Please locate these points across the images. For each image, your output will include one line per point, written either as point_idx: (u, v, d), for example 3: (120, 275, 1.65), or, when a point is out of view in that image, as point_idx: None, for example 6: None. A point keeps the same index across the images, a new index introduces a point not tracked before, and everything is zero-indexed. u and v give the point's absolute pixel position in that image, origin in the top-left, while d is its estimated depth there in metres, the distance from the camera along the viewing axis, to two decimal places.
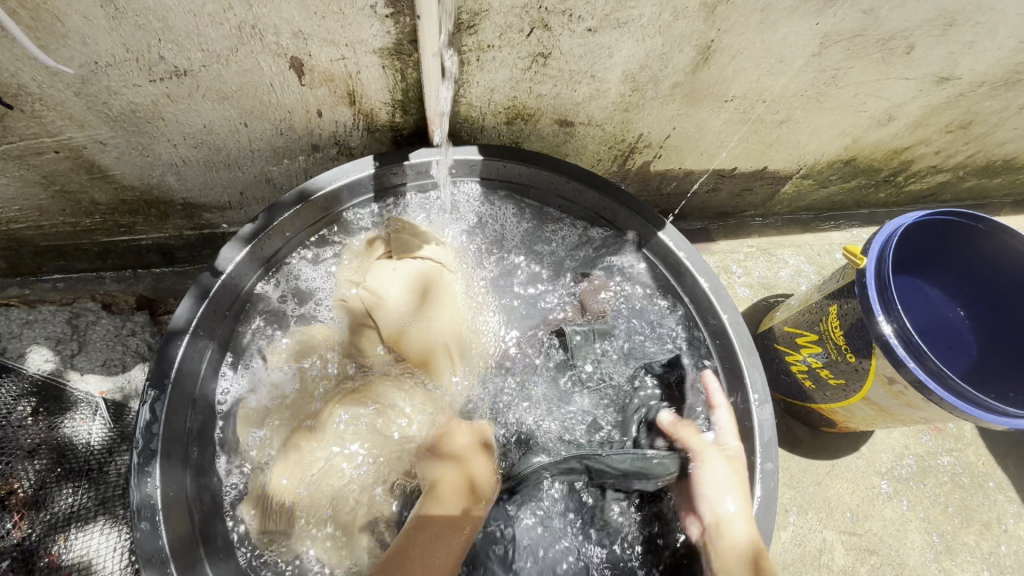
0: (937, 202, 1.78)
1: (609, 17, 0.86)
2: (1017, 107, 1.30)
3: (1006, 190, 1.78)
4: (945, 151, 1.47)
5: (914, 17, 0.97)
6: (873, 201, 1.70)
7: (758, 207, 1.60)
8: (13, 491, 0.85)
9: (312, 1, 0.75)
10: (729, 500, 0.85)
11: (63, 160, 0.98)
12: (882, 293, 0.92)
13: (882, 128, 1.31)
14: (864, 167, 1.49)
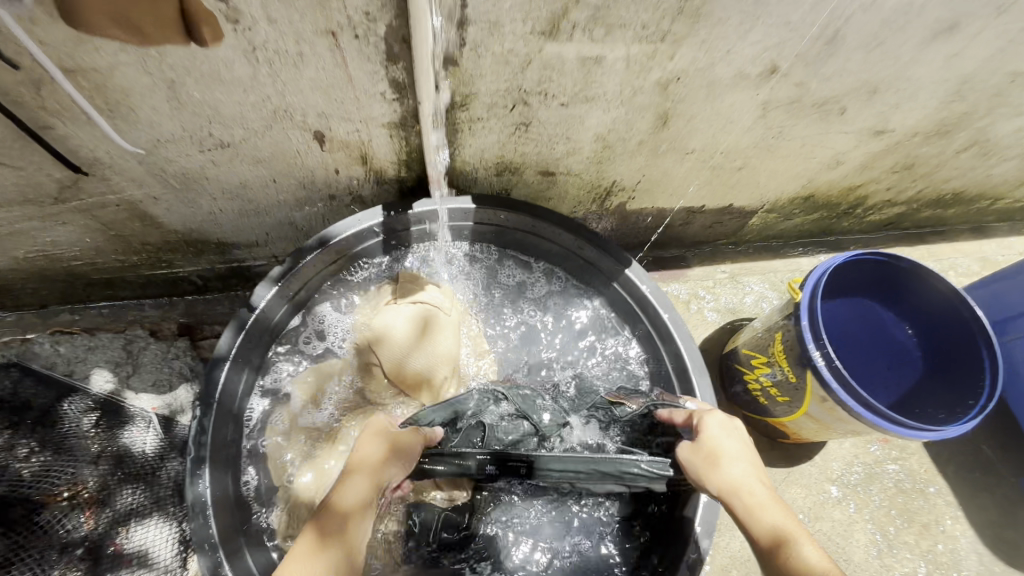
0: (900, 230, 1.94)
1: (578, 96, 1.04)
2: (953, 151, 1.46)
3: (964, 218, 1.93)
4: (896, 187, 1.63)
5: (841, 88, 1.14)
6: (837, 230, 1.86)
7: (729, 236, 1.77)
8: (82, 490, 1.00)
9: (333, 93, 0.93)
10: (744, 468, 0.86)
11: (122, 211, 1.17)
12: (816, 330, 1.08)
13: (833, 170, 1.47)
14: (823, 201, 1.65)
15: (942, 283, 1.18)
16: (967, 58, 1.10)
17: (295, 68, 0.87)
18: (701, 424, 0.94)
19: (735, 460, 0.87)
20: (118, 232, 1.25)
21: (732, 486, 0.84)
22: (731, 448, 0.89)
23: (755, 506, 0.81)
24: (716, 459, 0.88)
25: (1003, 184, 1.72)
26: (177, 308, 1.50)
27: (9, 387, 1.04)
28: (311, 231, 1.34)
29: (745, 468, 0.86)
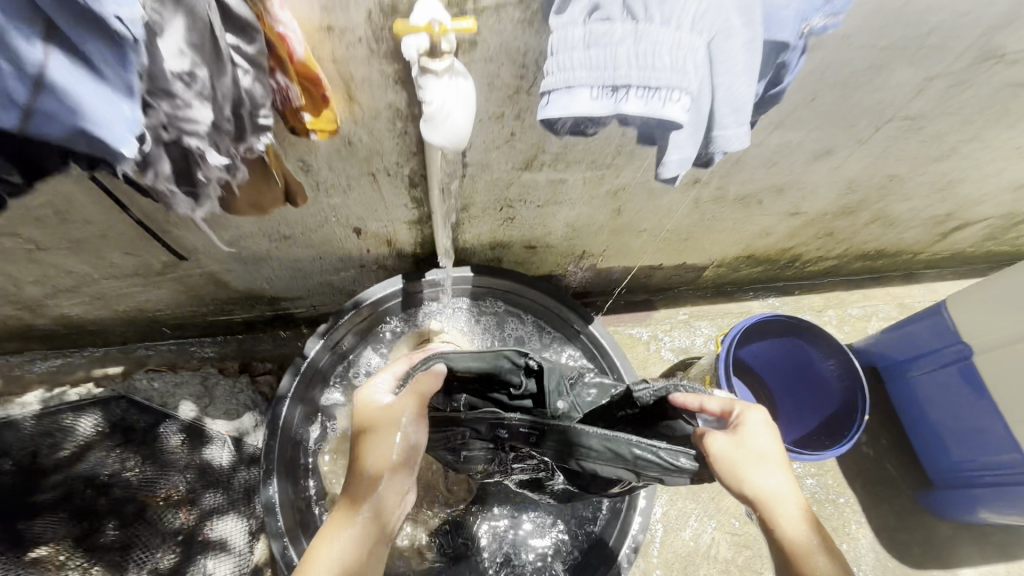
0: (841, 278, 2.25)
1: (550, 200, 1.38)
2: (864, 223, 1.80)
3: (895, 268, 2.26)
4: (824, 248, 1.96)
5: (754, 188, 1.48)
6: (783, 278, 2.18)
7: (688, 284, 2.10)
8: (179, 493, 1.40)
9: (370, 206, 1.28)
10: (778, 475, 0.96)
11: (203, 278, 1.52)
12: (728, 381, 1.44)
13: (766, 238, 1.81)
14: (764, 258, 1.98)
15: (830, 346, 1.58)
16: (847, 167, 1.44)
17: (345, 194, 1.22)
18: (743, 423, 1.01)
19: (772, 466, 0.97)
20: (196, 291, 1.59)
21: (768, 493, 0.94)
22: (769, 453, 0.98)
23: (786, 514, 0.92)
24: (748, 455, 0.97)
25: (919, 243, 2.05)
26: (231, 345, 1.84)
27: (122, 417, 1.42)
28: (344, 288, 1.69)
29: (778, 479, 0.96)
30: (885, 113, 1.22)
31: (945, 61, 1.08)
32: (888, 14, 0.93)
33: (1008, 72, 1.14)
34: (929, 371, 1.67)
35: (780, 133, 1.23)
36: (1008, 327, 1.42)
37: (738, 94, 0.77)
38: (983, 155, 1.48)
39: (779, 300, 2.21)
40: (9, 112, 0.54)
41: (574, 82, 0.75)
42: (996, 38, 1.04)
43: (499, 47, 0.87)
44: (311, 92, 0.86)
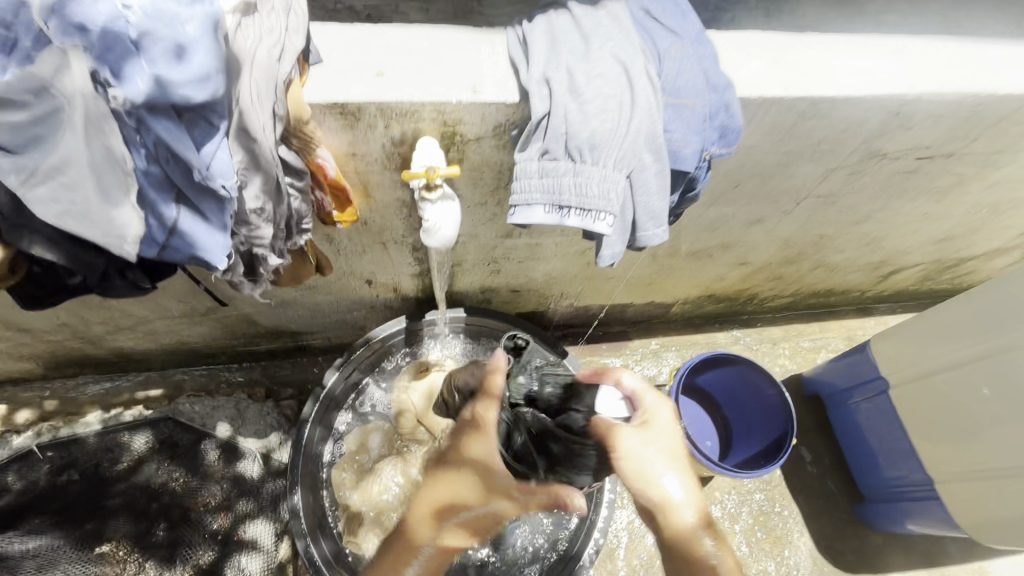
0: (801, 310, 2.46)
1: (530, 257, 1.65)
2: (808, 268, 2.05)
3: (848, 304, 2.49)
4: (778, 287, 2.20)
5: (705, 245, 1.73)
6: (746, 311, 2.42)
7: (659, 317, 2.33)
8: (216, 499, 1.66)
9: (380, 264, 1.55)
10: (674, 478, 1.08)
11: (236, 319, 1.78)
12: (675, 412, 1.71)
13: (723, 280, 2.06)
14: (725, 296, 2.23)
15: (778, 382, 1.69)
16: (781, 228, 1.70)
17: (360, 257, 1.48)
18: (649, 423, 1.07)
19: (670, 469, 1.07)
20: (230, 328, 1.85)
21: (661, 498, 1.06)
22: (669, 455, 1.07)
23: (676, 517, 1.06)
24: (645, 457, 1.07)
25: (863, 283, 2.31)
26: (256, 370, 2.05)
27: (169, 435, 1.71)
28: (354, 324, 1.94)
29: (676, 482, 1.08)
30: (801, 193, 1.50)
31: (840, 159, 1.36)
32: (784, 133, 1.21)
33: (894, 165, 1.42)
34: (867, 399, 1.89)
35: (715, 208, 1.50)
36: (921, 366, 1.68)
37: (653, 207, 1.04)
38: (897, 218, 1.75)
39: (743, 332, 2.40)
40: (152, 248, 0.83)
41: (532, 199, 1.02)
42: (876, 144, 1.31)
43: (481, 161, 1.16)
44: (339, 196, 1.11)
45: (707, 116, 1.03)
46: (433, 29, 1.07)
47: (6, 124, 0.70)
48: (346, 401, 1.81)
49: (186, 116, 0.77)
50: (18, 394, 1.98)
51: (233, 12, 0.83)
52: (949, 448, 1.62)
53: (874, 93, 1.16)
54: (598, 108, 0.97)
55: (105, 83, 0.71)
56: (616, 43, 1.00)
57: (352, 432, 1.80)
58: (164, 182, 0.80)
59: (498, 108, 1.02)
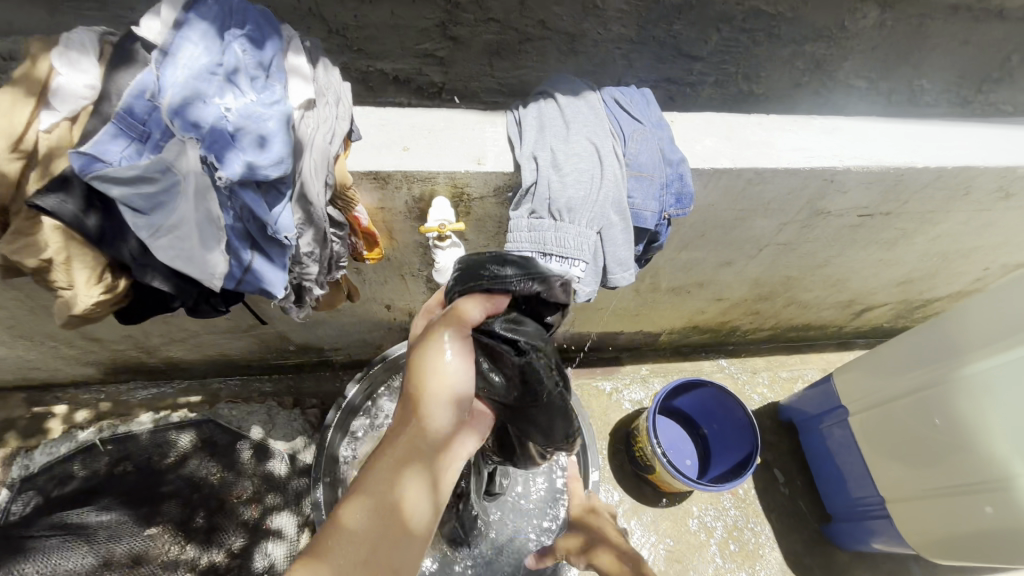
0: (784, 342, 2.64)
1: None
2: (782, 304, 2.26)
3: (828, 338, 2.67)
4: (758, 320, 2.40)
5: (683, 281, 1.96)
6: (731, 341, 2.59)
7: (649, 344, 2.53)
8: (248, 493, 1.89)
9: (398, 291, 1.80)
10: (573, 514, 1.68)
11: (272, 336, 2.04)
12: (652, 433, 1.91)
13: (704, 313, 2.27)
14: (709, 327, 2.43)
15: (747, 406, 1.87)
16: (750, 269, 1.92)
17: (382, 286, 1.74)
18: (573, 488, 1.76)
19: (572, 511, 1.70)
20: (266, 343, 2.11)
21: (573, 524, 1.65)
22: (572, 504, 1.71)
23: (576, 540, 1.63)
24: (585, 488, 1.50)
25: (839, 319, 2.49)
26: (284, 381, 2.31)
27: (210, 435, 1.97)
28: (373, 343, 2.19)
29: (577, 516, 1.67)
30: (761, 241, 1.73)
31: (790, 216, 1.60)
32: (736, 194, 1.46)
33: (840, 220, 1.66)
34: (837, 424, 2.06)
35: (687, 251, 1.73)
36: (879, 396, 1.87)
37: (620, 255, 1.28)
38: (855, 264, 1.97)
39: (728, 361, 2.58)
40: (231, 282, 1.11)
41: (522, 246, 1.28)
42: (818, 204, 1.56)
43: (483, 214, 1.43)
44: (369, 239, 1.38)
45: (665, 185, 1.28)
46: (448, 111, 1.36)
47: (142, 193, 0.98)
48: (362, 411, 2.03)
49: (263, 187, 1.05)
50: (79, 395, 2.26)
51: (298, 108, 1.12)
52: (900, 471, 1.80)
53: (808, 166, 1.40)
54: (574, 179, 1.23)
55: (211, 166, 1.00)
56: (591, 128, 1.27)
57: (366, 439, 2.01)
58: (244, 233, 1.09)
59: (497, 176, 1.29)
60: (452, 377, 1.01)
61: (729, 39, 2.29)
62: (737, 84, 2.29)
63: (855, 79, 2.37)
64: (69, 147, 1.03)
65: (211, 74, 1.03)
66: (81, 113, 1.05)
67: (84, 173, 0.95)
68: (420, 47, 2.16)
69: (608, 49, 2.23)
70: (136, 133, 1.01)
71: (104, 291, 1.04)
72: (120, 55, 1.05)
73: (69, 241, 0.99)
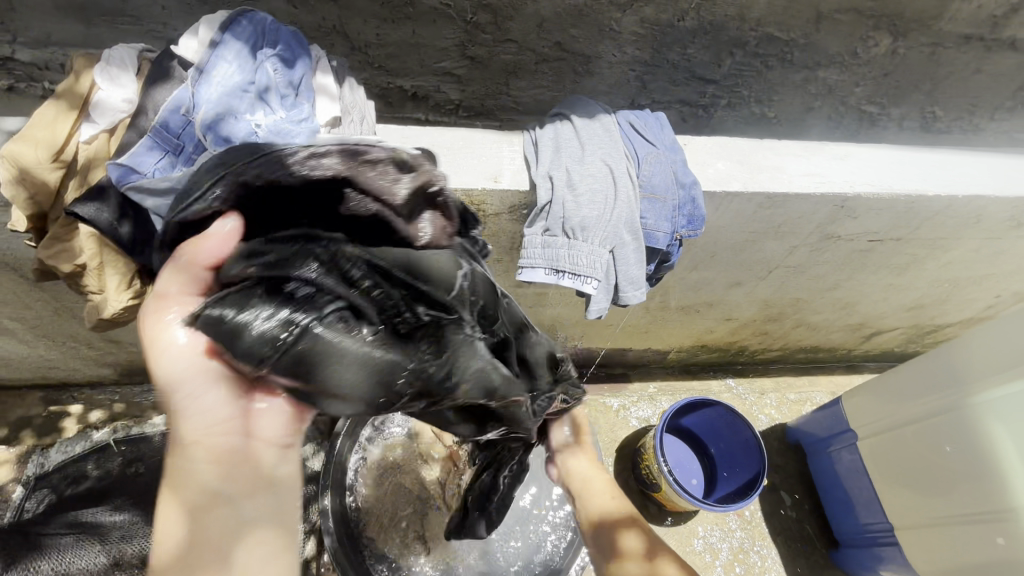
0: (793, 363, 2.63)
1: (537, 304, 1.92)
2: (791, 325, 2.26)
3: (838, 361, 2.66)
4: (767, 340, 2.40)
5: (692, 299, 1.97)
6: (739, 361, 2.59)
7: (657, 362, 2.53)
8: None
9: None
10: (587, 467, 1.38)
11: None
12: (659, 451, 1.92)
13: (712, 332, 2.27)
14: (716, 346, 2.43)
15: (753, 424, 1.87)
16: (760, 289, 1.93)
17: None
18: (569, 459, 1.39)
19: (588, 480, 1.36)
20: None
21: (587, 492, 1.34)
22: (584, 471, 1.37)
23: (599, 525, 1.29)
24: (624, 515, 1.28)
25: (849, 342, 2.49)
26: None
27: None
28: None
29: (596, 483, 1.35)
30: (771, 264, 1.75)
31: (801, 239, 1.62)
32: (748, 216, 1.49)
33: (850, 245, 1.67)
34: (845, 448, 2.05)
35: (697, 270, 1.75)
36: (888, 421, 1.86)
37: (631, 274, 1.31)
38: (865, 287, 1.97)
39: (735, 380, 2.58)
40: None
41: (536, 264, 1.31)
42: (828, 228, 1.57)
43: (498, 230, 1.46)
44: None
45: (677, 207, 1.31)
46: (468, 130, 1.40)
47: (175, 205, 1.02)
48: None
49: None
50: (94, 395, 2.30)
51: (325, 125, 1.16)
52: (909, 499, 1.79)
53: (819, 192, 1.43)
54: (588, 199, 1.26)
55: None
56: (606, 149, 1.31)
57: None
58: None
59: (513, 194, 1.33)
60: (167, 337, 0.83)
61: (742, 64, 2.26)
62: (749, 107, 2.42)
63: (865, 104, 2.45)
64: (107, 157, 1.08)
65: (244, 92, 1.07)
66: (119, 125, 1.10)
67: (121, 184, 1.00)
68: (439, 66, 2.20)
69: (622, 72, 2.27)
70: (170, 146, 1.06)
71: (133, 296, 1.08)
72: (158, 72, 1.10)
73: (103, 248, 1.04)
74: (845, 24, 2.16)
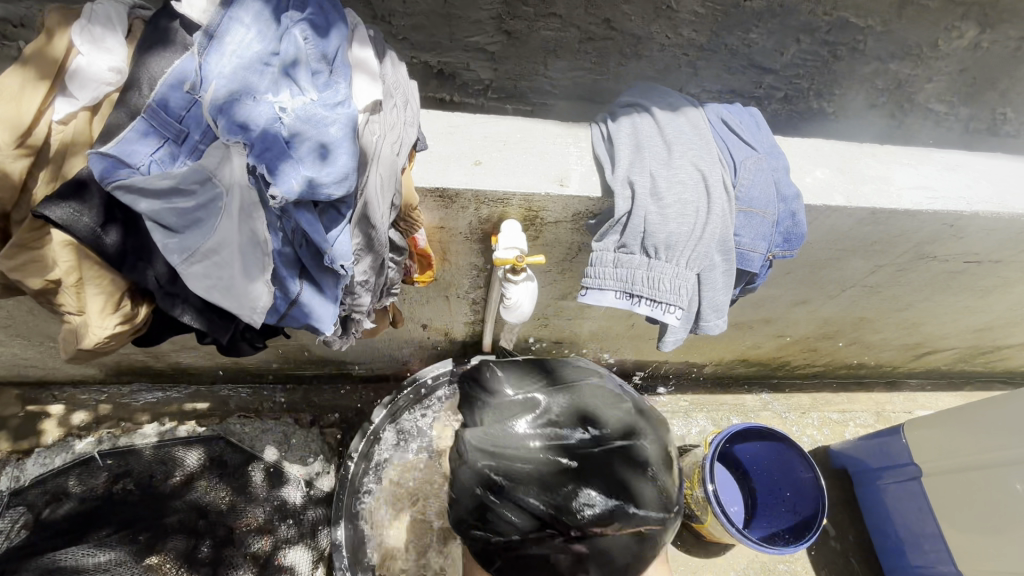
0: (833, 379, 2.43)
1: (577, 317, 1.69)
2: (844, 342, 2.07)
3: (879, 377, 2.44)
4: (814, 356, 2.21)
5: (751, 316, 1.76)
6: (778, 377, 2.39)
7: (692, 375, 2.31)
8: (257, 522, 1.69)
9: (437, 312, 1.60)
10: None
11: (294, 350, 1.84)
12: (710, 481, 1.72)
13: (759, 347, 2.08)
14: (759, 360, 2.22)
15: (816, 467, 1.72)
16: (827, 308, 1.73)
17: (420, 306, 1.53)
18: None
19: None
20: (285, 353, 1.90)
21: None
22: None
23: None
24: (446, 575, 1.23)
25: (897, 360, 2.31)
26: (298, 392, 2.07)
27: (220, 453, 1.79)
28: (398, 361, 1.98)
29: None
30: (847, 283, 1.55)
31: (890, 259, 1.42)
32: (841, 234, 1.28)
33: (941, 266, 1.48)
34: (898, 482, 1.89)
35: (763, 288, 1.53)
36: (954, 459, 1.70)
37: (717, 300, 1.10)
38: (938, 309, 1.79)
39: (772, 396, 2.37)
40: (274, 316, 0.93)
41: (604, 284, 1.11)
42: (926, 248, 1.38)
43: (554, 239, 1.25)
44: (422, 261, 1.20)
45: (776, 223, 1.11)
46: (525, 121, 1.19)
47: (176, 209, 0.80)
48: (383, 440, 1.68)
49: (320, 205, 0.87)
50: (77, 395, 1.99)
51: (364, 112, 0.92)
52: (976, 542, 1.64)
53: (933, 209, 1.23)
54: (676, 213, 1.05)
55: (262, 178, 0.81)
56: (696, 152, 1.09)
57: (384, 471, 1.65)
58: (292, 261, 0.90)
59: (581, 201, 1.12)
60: None
61: (807, 53, 2.03)
62: (807, 100, 2.19)
63: (933, 102, 2.24)
64: (88, 142, 0.86)
65: (265, 66, 0.84)
66: (103, 101, 0.87)
67: (105, 181, 0.78)
68: (470, 40, 1.94)
69: (673, 54, 2.02)
70: (171, 133, 0.84)
71: (122, 321, 0.86)
72: (154, 36, 0.87)
73: (82, 261, 0.82)
74: (929, 11, 1.92)
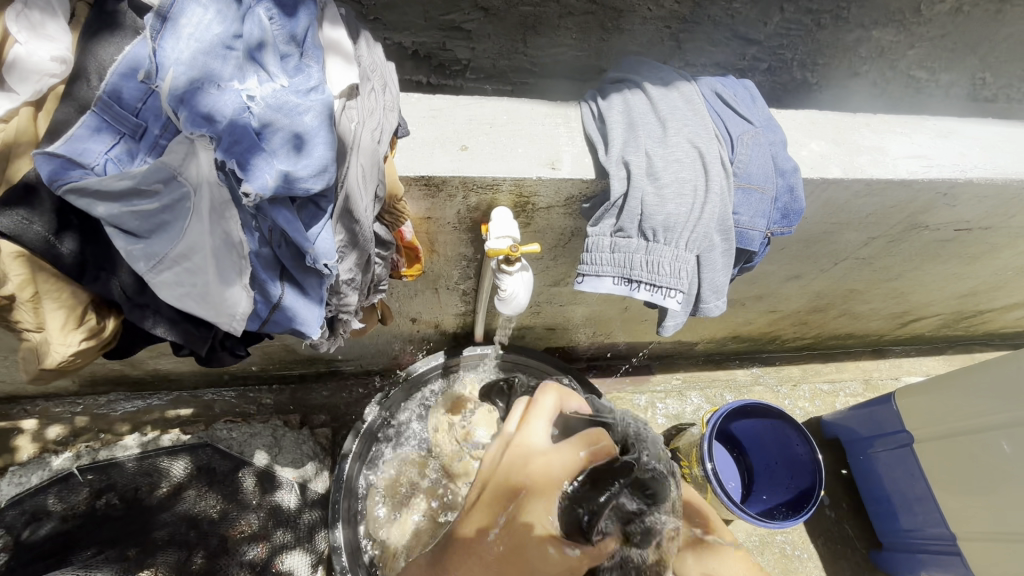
0: (822, 350, 2.44)
1: (569, 302, 1.65)
2: (834, 313, 2.07)
3: (866, 345, 2.46)
4: (805, 329, 2.21)
5: (745, 293, 1.74)
6: (768, 351, 2.39)
7: (686, 354, 2.29)
8: (249, 529, 1.64)
9: (427, 305, 1.54)
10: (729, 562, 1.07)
11: (280, 351, 1.77)
12: (710, 456, 1.70)
13: (751, 322, 2.07)
14: (751, 336, 2.22)
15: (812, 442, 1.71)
16: (819, 281, 1.72)
17: (408, 300, 1.48)
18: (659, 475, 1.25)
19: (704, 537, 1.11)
20: (268, 354, 1.82)
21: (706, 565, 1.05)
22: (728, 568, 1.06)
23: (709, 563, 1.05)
24: (544, 450, 0.82)
25: (884, 329, 2.32)
26: (286, 392, 2.01)
27: (207, 461, 1.72)
28: (387, 357, 1.92)
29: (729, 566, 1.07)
30: (843, 255, 1.53)
31: (884, 229, 1.41)
32: (835, 208, 1.26)
33: (932, 235, 1.48)
34: (888, 448, 1.93)
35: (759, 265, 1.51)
36: (946, 424, 1.72)
37: (717, 281, 1.06)
38: (927, 277, 1.80)
39: (763, 370, 2.37)
40: (255, 322, 0.88)
41: (601, 271, 1.06)
42: (919, 218, 1.37)
43: (545, 225, 1.20)
44: (410, 254, 1.15)
45: (774, 199, 1.07)
46: (511, 102, 1.13)
47: (138, 212, 0.74)
48: (380, 438, 1.64)
49: (297, 201, 0.80)
50: (51, 408, 1.90)
51: (339, 97, 0.85)
52: (970, 503, 1.66)
53: (929, 177, 1.21)
54: (674, 192, 1.01)
55: (232, 175, 0.73)
56: (691, 127, 1.05)
57: (382, 471, 1.61)
58: (272, 262, 0.84)
59: (574, 184, 1.07)
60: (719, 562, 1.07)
61: (790, 22, 2.02)
62: (791, 71, 2.11)
63: (915, 69, 2.20)
64: (34, 142, 0.77)
65: (228, 50, 0.77)
66: (48, 95, 0.78)
67: (54, 184, 0.70)
68: (445, 18, 1.86)
69: (656, 27, 1.97)
70: (128, 128, 0.76)
71: (87, 336, 0.80)
72: (101, 21, 0.78)
73: (37, 273, 0.74)
74: None
